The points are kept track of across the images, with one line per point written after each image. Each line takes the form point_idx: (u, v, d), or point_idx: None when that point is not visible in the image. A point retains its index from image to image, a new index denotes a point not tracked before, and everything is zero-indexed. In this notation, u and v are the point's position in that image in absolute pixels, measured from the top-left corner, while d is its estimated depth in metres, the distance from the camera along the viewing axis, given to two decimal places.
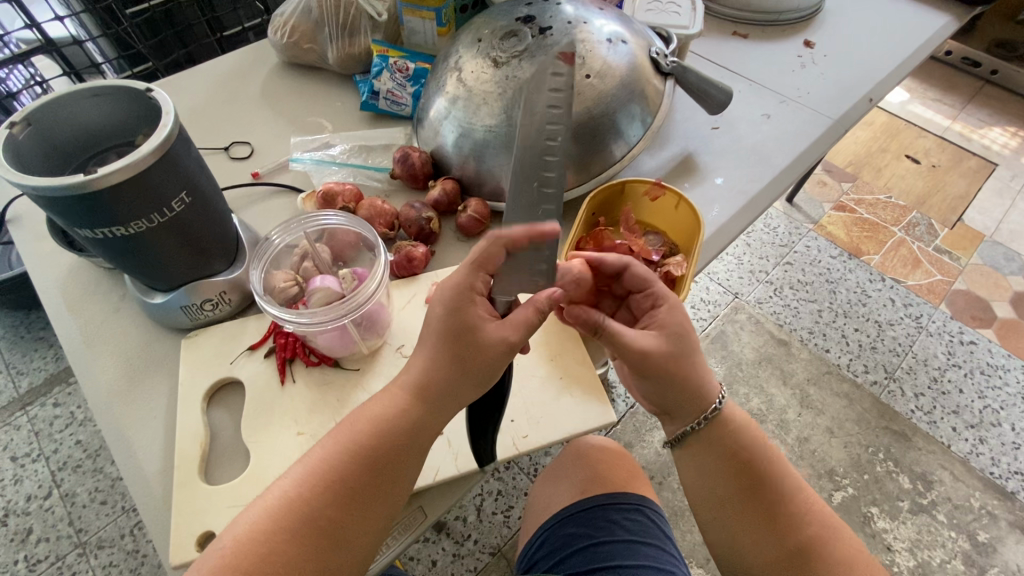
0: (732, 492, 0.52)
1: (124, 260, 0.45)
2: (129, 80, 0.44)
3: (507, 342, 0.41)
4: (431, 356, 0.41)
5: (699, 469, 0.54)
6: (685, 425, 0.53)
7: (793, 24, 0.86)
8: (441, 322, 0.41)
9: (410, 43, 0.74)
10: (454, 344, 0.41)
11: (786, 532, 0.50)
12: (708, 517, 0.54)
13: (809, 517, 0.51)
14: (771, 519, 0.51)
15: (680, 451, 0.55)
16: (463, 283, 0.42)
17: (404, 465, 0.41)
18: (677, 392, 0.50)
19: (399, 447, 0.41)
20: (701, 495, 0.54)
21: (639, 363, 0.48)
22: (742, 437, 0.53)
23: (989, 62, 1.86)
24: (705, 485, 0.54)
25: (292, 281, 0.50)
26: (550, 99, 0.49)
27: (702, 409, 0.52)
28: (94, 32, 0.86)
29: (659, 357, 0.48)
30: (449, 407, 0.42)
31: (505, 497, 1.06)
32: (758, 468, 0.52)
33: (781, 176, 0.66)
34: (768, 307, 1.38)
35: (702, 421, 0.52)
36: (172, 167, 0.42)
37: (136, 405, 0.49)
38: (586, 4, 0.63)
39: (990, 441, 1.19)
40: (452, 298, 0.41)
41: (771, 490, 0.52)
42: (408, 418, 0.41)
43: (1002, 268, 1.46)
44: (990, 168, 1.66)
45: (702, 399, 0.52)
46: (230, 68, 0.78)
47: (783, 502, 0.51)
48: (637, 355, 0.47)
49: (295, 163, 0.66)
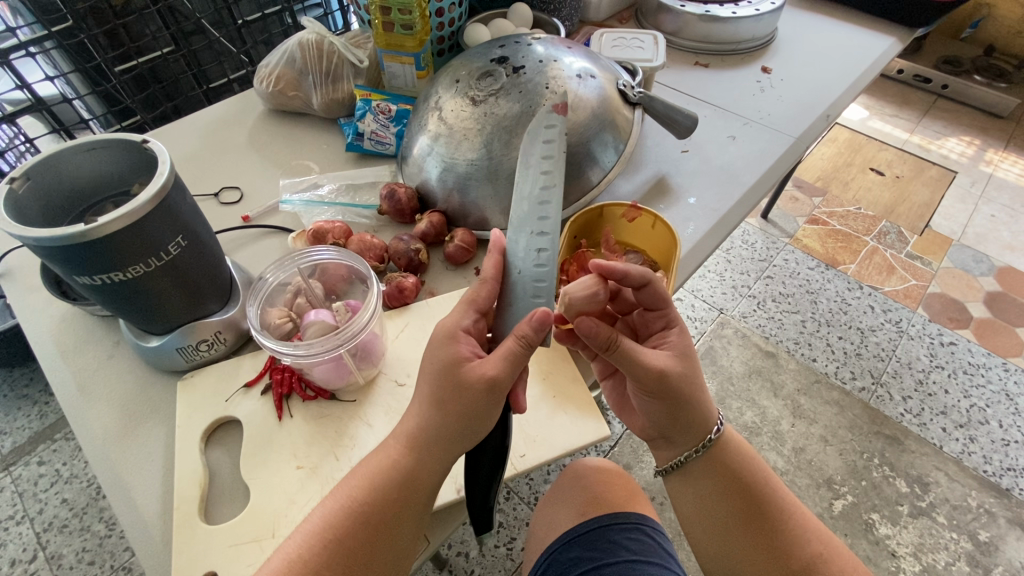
0: (728, 519, 0.53)
1: (121, 305, 0.47)
2: (124, 132, 0.46)
3: (488, 378, 0.41)
4: (424, 405, 0.43)
5: (699, 496, 0.55)
6: (681, 452, 0.54)
7: (750, 52, 0.92)
8: (430, 368, 0.43)
9: (391, 87, 0.78)
10: (442, 390, 0.42)
11: (785, 556, 0.52)
12: (703, 543, 0.56)
13: (809, 535, 0.53)
14: (768, 546, 0.52)
15: (677, 477, 0.56)
16: (450, 321, 0.44)
17: (402, 516, 0.42)
18: (683, 413, 0.51)
19: (396, 497, 0.42)
20: (696, 520, 0.56)
21: (652, 382, 0.48)
22: (737, 463, 0.54)
23: (938, 77, 1.97)
24: (702, 510, 0.55)
25: (286, 317, 0.51)
26: (545, 151, 0.54)
27: (703, 434, 0.53)
28: (82, 90, 0.89)
29: (670, 376, 0.48)
30: (442, 457, 0.42)
31: (506, 529, 1.04)
32: (753, 495, 0.53)
33: (750, 192, 0.70)
34: (752, 321, 1.41)
35: (701, 448, 0.53)
36: (168, 212, 0.44)
37: (133, 450, 0.49)
38: (555, 44, 0.67)
39: (980, 439, 1.22)
40: (439, 337, 0.44)
41: (770, 511, 0.53)
42: (403, 470, 0.42)
43: (972, 269, 1.52)
44: (951, 176, 1.75)
45: (705, 422, 0.52)
46: (217, 118, 0.81)
47: (777, 527, 0.53)
48: (650, 376, 0.48)
49: (285, 204, 0.68)
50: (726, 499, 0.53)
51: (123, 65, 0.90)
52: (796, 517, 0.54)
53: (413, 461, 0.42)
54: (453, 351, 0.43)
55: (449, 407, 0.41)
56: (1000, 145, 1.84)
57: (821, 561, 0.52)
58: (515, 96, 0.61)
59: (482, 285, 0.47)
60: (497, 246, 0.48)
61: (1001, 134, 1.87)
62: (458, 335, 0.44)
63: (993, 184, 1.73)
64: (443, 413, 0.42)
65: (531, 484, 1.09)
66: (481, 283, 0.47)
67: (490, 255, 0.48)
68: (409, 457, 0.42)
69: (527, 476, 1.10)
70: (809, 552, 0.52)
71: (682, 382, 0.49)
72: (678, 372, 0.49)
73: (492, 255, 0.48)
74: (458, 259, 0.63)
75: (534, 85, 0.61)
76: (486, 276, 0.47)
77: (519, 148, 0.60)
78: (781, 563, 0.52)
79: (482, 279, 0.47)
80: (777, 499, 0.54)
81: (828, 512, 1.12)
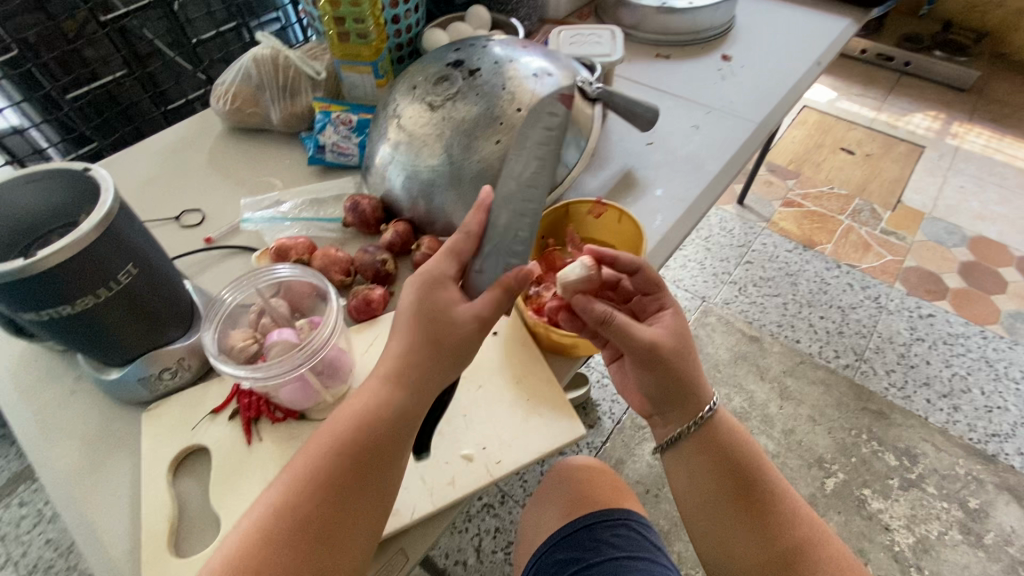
0: (720, 499, 0.52)
1: (75, 339, 0.45)
2: (68, 162, 0.46)
3: (479, 320, 0.44)
4: (396, 374, 0.43)
5: (692, 474, 0.54)
6: (680, 426, 0.55)
7: (709, 41, 0.92)
8: (426, 339, 0.43)
9: (351, 97, 0.77)
10: (433, 364, 0.43)
11: (775, 539, 0.51)
12: (695, 528, 0.54)
13: (802, 522, 0.52)
14: (759, 526, 0.51)
15: (676, 455, 0.55)
16: (432, 269, 0.45)
17: (391, 454, 0.42)
18: (675, 384, 0.53)
19: (382, 440, 0.42)
20: (691, 502, 0.54)
21: (645, 352, 0.51)
22: (731, 442, 0.54)
23: (900, 55, 2.01)
24: (698, 490, 0.53)
25: (251, 338, 0.50)
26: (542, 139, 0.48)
27: (697, 410, 0.54)
28: (37, 118, 0.87)
29: (660, 349, 0.51)
30: (428, 388, 0.43)
31: (502, 534, 1.04)
32: (743, 473, 0.53)
33: (716, 181, 0.70)
34: (735, 306, 1.42)
35: (696, 423, 0.54)
36: (116, 240, 0.43)
37: (98, 487, 0.48)
38: (511, 45, 0.66)
39: (963, 407, 1.23)
40: (422, 283, 0.45)
41: (764, 495, 0.52)
42: (394, 406, 0.42)
43: (945, 241, 1.54)
44: (919, 151, 1.77)
45: (699, 395, 0.54)
46: (176, 139, 0.79)
47: (766, 508, 0.52)
48: (642, 346, 0.50)
49: (246, 223, 0.67)
50: (719, 477, 0.53)
51: (76, 91, 0.89)
52: (789, 501, 0.53)
53: (387, 438, 0.42)
54: (461, 328, 0.43)
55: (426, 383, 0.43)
56: (965, 117, 1.88)
57: (813, 545, 0.51)
58: (472, 99, 0.60)
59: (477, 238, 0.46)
60: (482, 205, 0.46)
61: (964, 107, 1.91)
62: (468, 315, 0.44)
63: (959, 156, 1.76)
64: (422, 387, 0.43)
65: (525, 485, 1.09)
66: (472, 241, 0.46)
67: (474, 212, 0.46)
68: (383, 433, 0.42)
69: (520, 477, 1.10)
70: (800, 533, 0.51)
71: (676, 354, 0.52)
72: (671, 345, 0.52)
73: (474, 213, 0.46)
74: None
75: (491, 87, 0.61)
76: (477, 232, 0.46)
77: (480, 151, 0.59)
78: (768, 546, 0.51)
79: (464, 234, 0.46)
80: (773, 483, 0.53)
81: (821, 492, 1.12)
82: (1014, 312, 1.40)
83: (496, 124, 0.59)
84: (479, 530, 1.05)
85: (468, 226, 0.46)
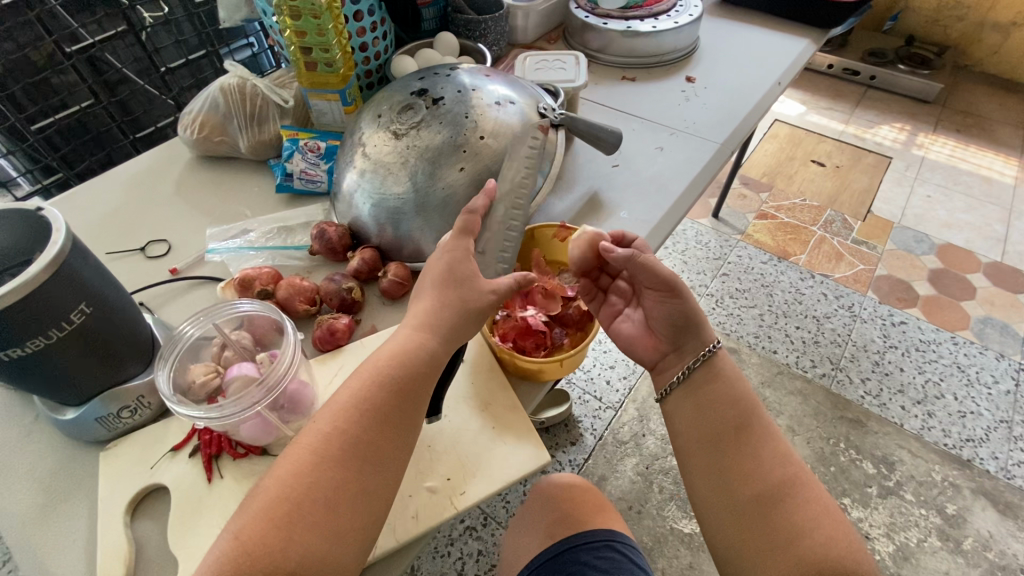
0: (721, 427, 0.52)
1: (29, 381, 0.44)
2: (20, 202, 0.45)
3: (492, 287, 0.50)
4: (358, 409, 0.44)
5: (690, 406, 0.55)
6: (687, 362, 0.57)
7: (674, 63, 0.95)
8: (387, 374, 0.46)
9: (319, 124, 0.77)
10: (394, 399, 0.45)
11: (764, 470, 0.50)
12: (691, 462, 0.53)
13: (796, 466, 0.51)
14: (749, 458, 0.50)
15: (680, 389, 0.56)
16: (454, 243, 0.52)
17: (405, 424, 0.45)
18: (690, 314, 0.57)
19: (395, 409, 0.45)
20: (689, 435, 0.54)
21: (667, 279, 0.56)
22: (733, 381, 0.55)
23: (866, 69, 2.07)
24: (696, 419, 0.54)
25: (212, 373, 0.49)
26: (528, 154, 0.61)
27: (703, 345, 0.56)
28: (3, 148, 0.85)
29: (681, 278, 0.56)
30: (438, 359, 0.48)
31: (485, 557, 1.03)
32: (746, 407, 0.53)
33: (680, 201, 0.72)
34: (712, 318, 1.44)
35: (702, 356, 0.56)
36: (68, 280, 0.42)
37: (53, 531, 0.46)
38: (476, 73, 0.68)
39: (937, 413, 1.25)
40: (450, 255, 0.52)
41: (759, 433, 0.52)
42: (407, 376, 0.46)
43: (914, 249, 1.58)
44: (887, 162, 1.82)
45: (705, 331, 0.57)
46: (143, 168, 0.79)
47: (765, 441, 0.51)
48: (664, 273, 0.56)
49: (211, 255, 0.67)
50: (716, 407, 0.53)
51: (42, 121, 0.87)
52: (785, 446, 0.52)
53: (359, 464, 0.42)
54: (416, 364, 0.47)
55: (390, 416, 0.45)
56: (929, 128, 1.94)
57: (802, 487, 0.49)
58: (436, 127, 0.61)
59: (462, 260, 0.51)
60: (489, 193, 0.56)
61: (929, 118, 1.97)
62: (422, 353, 0.47)
63: (925, 166, 1.81)
64: (386, 420, 0.44)
65: (507, 506, 1.08)
66: (463, 262, 0.51)
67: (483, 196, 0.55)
68: (355, 459, 0.42)
69: (502, 498, 1.09)
70: (791, 474, 0.50)
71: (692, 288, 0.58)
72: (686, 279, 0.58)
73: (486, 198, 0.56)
74: (393, 294, 0.62)
75: (454, 115, 0.62)
76: (467, 253, 0.52)
77: (444, 179, 0.60)
78: (765, 474, 0.50)
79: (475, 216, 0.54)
80: (769, 425, 0.53)
81: None
82: (983, 317, 1.43)
83: (460, 152, 0.60)
84: (461, 553, 1.04)
85: (442, 259, 0.52)
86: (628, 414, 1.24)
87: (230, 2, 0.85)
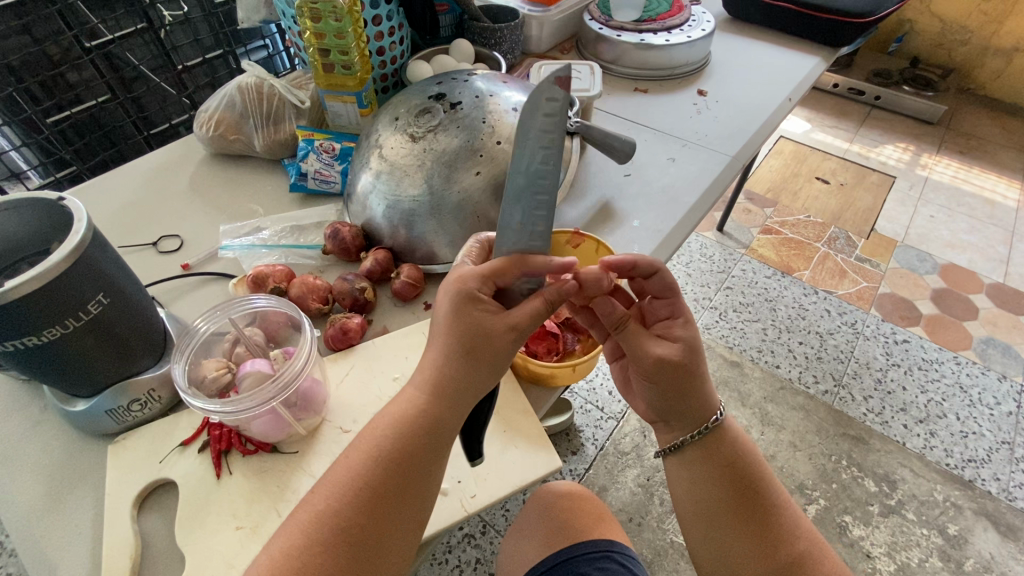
0: (722, 505, 0.51)
1: (42, 370, 0.44)
2: (39, 192, 0.45)
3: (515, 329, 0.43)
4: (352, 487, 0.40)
5: (690, 483, 0.53)
6: (680, 435, 0.53)
7: (686, 76, 0.96)
8: (404, 421, 0.42)
9: (334, 125, 0.78)
10: (392, 471, 0.41)
11: (773, 550, 0.50)
12: (695, 536, 0.53)
13: (801, 535, 0.51)
14: (757, 538, 0.50)
15: (676, 462, 0.54)
16: (464, 285, 0.43)
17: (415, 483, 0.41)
18: (680, 399, 0.51)
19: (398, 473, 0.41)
20: (690, 510, 0.53)
21: (651, 368, 0.49)
22: (734, 452, 0.52)
23: (871, 90, 2.09)
24: (697, 500, 0.52)
25: (224, 367, 0.49)
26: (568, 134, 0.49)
27: (702, 420, 0.52)
28: (16, 142, 0.85)
29: (674, 366, 0.49)
30: (463, 402, 0.43)
31: (483, 565, 1.01)
32: (749, 481, 0.52)
33: (691, 212, 0.72)
34: (715, 332, 1.44)
35: (701, 432, 0.52)
36: (88, 270, 0.42)
37: (58, 525, 0.46)
38: (493, 79, 0.68)
39: (940, 433, 1.25)
40: (456, 298, 0.43)
41: (764, 507, 0.51)
42: (425, 419, 0.42)
43: (917, 268, 1.59)
44: (890, 181, 1.83)
45: (704, 408, 0.52)
46: (158, 164, 0.79)
47: (768, 516, 0.51)
48: (648, 363, 0.49)
49: (225, 250, 0.67)
50: (719, 487, 0.51)
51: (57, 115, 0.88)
52: (787, 514, 0.52)
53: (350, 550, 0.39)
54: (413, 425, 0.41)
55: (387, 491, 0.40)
56: (933, 149, 1.95)
57: (810, 557, 0.50)
58: (453, 131, 0.61)
59: (471, 302, 0.42)
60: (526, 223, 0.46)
61: (932, 139, 1.99)
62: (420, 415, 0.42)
63: (929, 187, 1.82)
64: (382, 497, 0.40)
65: (506, 514, 1.07)
66: (471, 303, 0.42)
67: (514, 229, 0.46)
68: (345, 546, 0.38)
69: (502, 507, 1.08)
70: (798, 547, 0.50)
71: (684, 371, 0.50)
72: (684, 360, 0.49)
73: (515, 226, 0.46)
74: (405, 295, 0.62)
75: (473, 120, 0.62)
76: (473, 293, 0.43)
77: (459, 182, 0.60)
78: (770, 554, 0.50)
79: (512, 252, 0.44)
80: (772, 495, 0.52)
81: None
82: (986, 338, 1.43)
83: (476, 156, 0.60)
84: (459, 562, 1.02)
85: (446, 301, 0.43)
86: (630, 425, 1.24)
87: (248, 4, 0.86)
